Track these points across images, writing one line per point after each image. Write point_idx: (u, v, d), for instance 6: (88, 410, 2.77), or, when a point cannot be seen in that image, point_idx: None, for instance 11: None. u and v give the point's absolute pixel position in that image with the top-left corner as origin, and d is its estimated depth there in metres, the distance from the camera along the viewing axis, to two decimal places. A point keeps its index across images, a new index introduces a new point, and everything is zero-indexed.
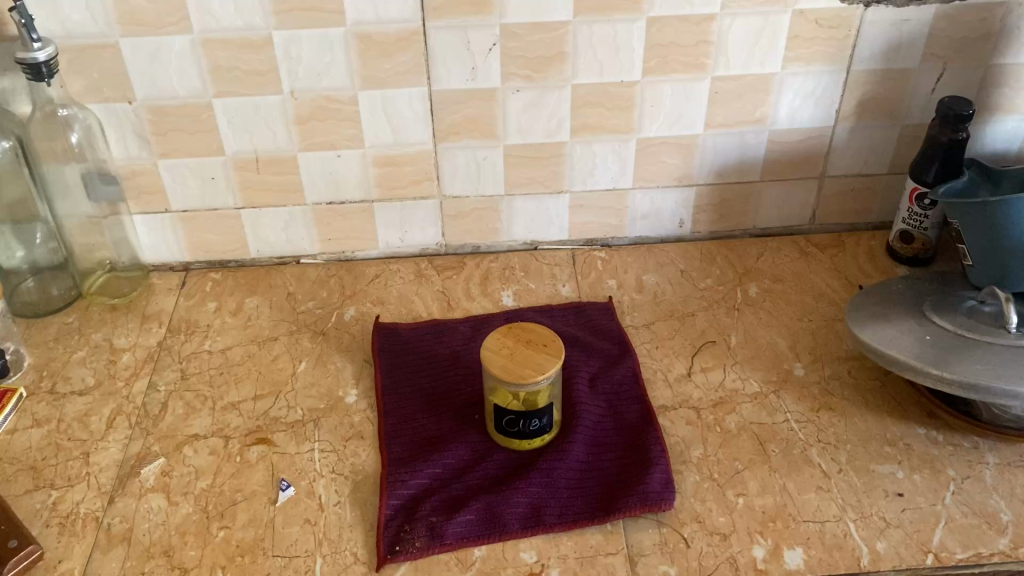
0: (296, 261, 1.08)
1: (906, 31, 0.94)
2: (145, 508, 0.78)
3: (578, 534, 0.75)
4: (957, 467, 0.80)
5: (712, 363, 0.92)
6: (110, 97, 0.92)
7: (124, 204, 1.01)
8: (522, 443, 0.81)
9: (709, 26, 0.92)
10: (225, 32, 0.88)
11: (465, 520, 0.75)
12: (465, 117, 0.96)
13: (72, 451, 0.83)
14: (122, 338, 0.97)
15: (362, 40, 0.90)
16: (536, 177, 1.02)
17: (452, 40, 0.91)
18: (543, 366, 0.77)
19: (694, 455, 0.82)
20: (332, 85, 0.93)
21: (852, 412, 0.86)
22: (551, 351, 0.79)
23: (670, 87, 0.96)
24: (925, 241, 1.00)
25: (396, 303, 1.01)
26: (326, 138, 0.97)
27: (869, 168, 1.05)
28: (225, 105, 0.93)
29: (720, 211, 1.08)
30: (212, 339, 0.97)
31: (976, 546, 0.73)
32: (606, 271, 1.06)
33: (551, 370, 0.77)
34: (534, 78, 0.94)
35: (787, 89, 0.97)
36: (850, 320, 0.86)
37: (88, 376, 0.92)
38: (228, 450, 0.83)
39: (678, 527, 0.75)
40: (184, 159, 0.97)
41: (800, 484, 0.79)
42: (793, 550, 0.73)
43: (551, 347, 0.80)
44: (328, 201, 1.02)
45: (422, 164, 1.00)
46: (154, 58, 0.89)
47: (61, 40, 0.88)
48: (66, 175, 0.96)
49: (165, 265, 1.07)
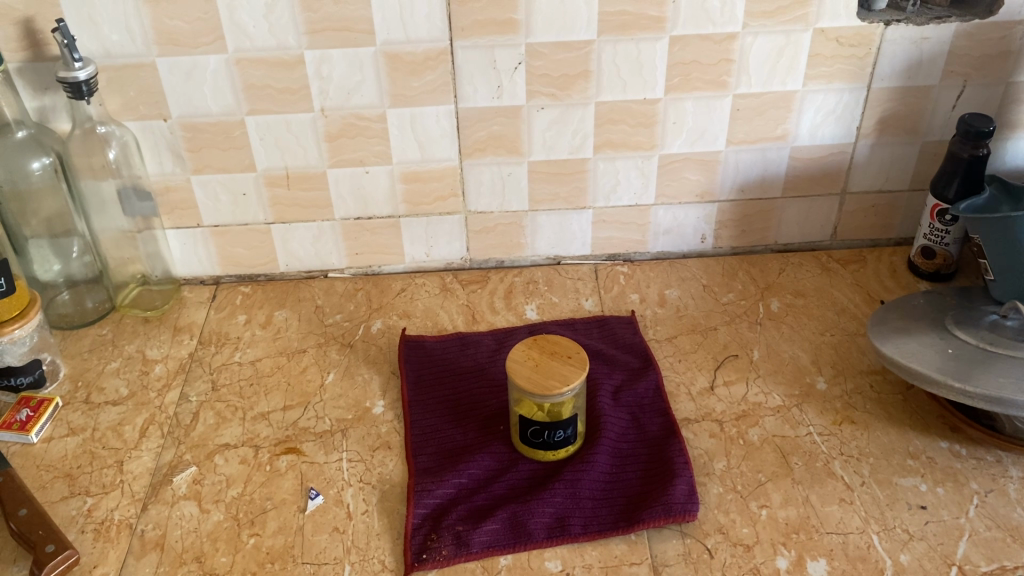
0: (324, 275, 1.10)
1: (926, 49, 0.95)
2: (177, 516, 0.79)
3: (603, 544, 0.76)
4: (980, 481, 0.80)
5: (735, 376, 0.93)
6: (146, 115, 0.95)
7: (157, 219, 1.03)
8: (543, 454, 0.82)
9: (731, 45, 0.93)
10: (259, 51, 0.91)
11: (491, 529, 0.76)
12: (491, 134, 0.98)
13: (106, 459, 0.85)
14: (154, 349, 0.99)
15: (391, 59, 0.92)
16: (560, 193, 1.04)
17: (479, 60, 0.93)
18: (568, 377, 0.78)
19: (717, 467, 0.82)
20: (362, 102, 0.95)
21: (874, 425, 0.87)
22: (575, 362, 0.80)
23: (693, 105, 0.98)
24: (946, 257, 1.01)
25: (421, 316, 1.03)
26: (354, 154, 0.99)
27: (890, 185, 1.06)
28: (257, 123, 0.96)
29: (742, 227, 1.09)
30: (242, 350, 0.99)
31: (1000, 559, 0.73)
32: (628, 286, 1.07)
33: (575, 381, 0.78)
34: (558, 95, 0.96)
35: (808, 106, 0.99)
36: (873, 334, 0.87)
37: (122, 386, 0.94)
38: (258, 459, 0.85)
39: (702, 538, 0.76)
40: (217, 175, 1.00)
41: (822, 496, 0.79)
42: (816, 561, 0.74)
43: (575, 358, 0.81)
44: (355, 216, 1.04)
45: (448, 181, 1.02)
46: (190, 77, 0.92)
47: (101, 60, 0.91)
48: (103, 191, 0.99)
49: (196, 278, 1.09)
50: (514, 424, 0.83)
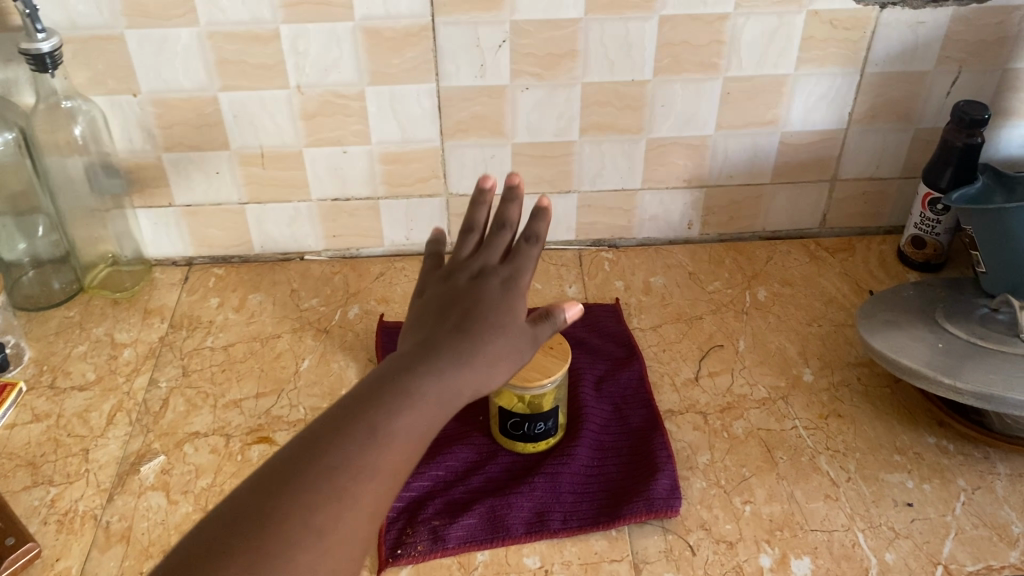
0: (300, 258, 1.07)
1: (921, 34, 0.92)
2: (144, 507, 0.77)
3: (582, 540, 0.74)
4: (968, 478, 0.78)
5: (720, 367, 0.91)
6: (114, 90, 0.91)
7: (128, 197, 0.99)
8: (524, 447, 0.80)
9: (722, 25, 0.90)
10: (232, 25, 0.87)
11: (468, 524, 0.74)
12: (473, 114, 0.95)
13: (71, 448, 0.83)
14: (123, 333, 0.96)
15: (370, 35, 0.89)
16: (544, 176, 1.01)
17: (461, 37, 0.89)
18: (550, 368, 0.76)
19: (701, 461, 0.81)
20: (340, 79, 0.92)
21: (861, 419, 0.85)
22: (557, 355, 0.79)
23: (682, 87, 0.95)
24: (936, 247, 0.99)
25: (400, 302, 1.00)
26: (331, 134, 0.96)
27: (881, 172, 1.04)
28: (230, 99, 0.92)
29: (730, 213, 1.07)
30: (214, 335, 0.96)
31: (986, 558, 0.71)
32: (613, 272, 1.05)
33: (557, 372, 0.76)
34: (543, 76, 0.93)
35: (799, 91, 0.96)
36: (861, 327, 0.85)
37: (89, 371, 0.91)
38: (228, 449, 0.82)
39: (684, 534, 0.74)
40: (189, 153, 0.96)
41: (807, 492, 0.78)
42: (800, 559, 0.72)
43: (557, 351, 0.79)
44: (333, 197, 1.01)
45: (428, 162, 0.99)
46: (160, 51, 0.88)
47: (66, 31, 0.87)
48: (69, 168, 0.95)
49: (168, 260, 1.06)
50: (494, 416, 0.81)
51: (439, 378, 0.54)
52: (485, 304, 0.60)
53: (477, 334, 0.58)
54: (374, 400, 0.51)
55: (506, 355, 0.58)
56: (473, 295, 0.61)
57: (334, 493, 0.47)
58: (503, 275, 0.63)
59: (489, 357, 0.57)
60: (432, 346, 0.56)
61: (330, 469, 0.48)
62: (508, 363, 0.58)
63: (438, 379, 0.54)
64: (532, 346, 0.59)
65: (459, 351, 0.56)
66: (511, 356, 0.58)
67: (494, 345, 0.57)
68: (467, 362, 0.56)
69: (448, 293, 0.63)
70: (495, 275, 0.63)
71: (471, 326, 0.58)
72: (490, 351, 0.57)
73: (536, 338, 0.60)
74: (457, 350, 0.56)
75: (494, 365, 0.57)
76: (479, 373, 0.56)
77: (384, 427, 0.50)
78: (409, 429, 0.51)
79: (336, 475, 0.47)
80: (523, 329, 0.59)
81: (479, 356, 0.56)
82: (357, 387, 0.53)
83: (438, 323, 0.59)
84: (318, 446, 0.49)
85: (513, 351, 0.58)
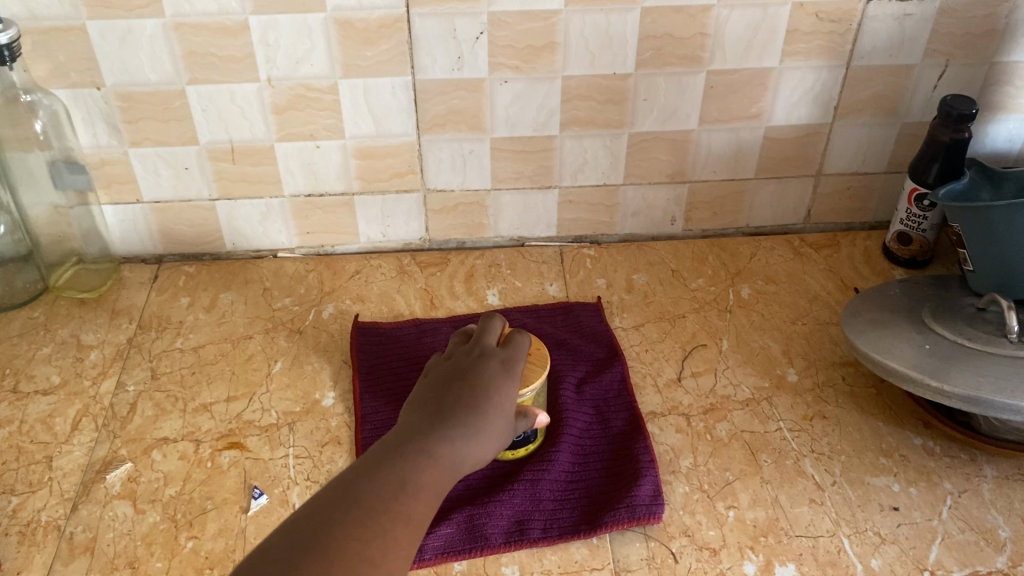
0: (274, 255, 1.04)
1: (908, 26, 0.90)
2: (109, 517, 0.74)
3: (563, 549, 0.72)
4: (954, 481, 0.77)
5: (703, 367, 0.89)
6: (77, 83, 0.87)
7: (93, 193, 0.96)
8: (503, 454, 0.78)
9: (706, 18, 0.88)
10: (199, 16, 0.84)
11: (446, 533, 0.72)
12: (450, 108, 0.93)
13: (34, 455, 0.80)
14: (90, 334, 0.93)
15: (343, 27, 0.86)
16: (524, 171, 0.99)
17: (437, 29, 0.86)
18: (529, 378, 0.73)
19: (684, 465, 0.79)
20: (312, 72, 0.89)
21: (846, 421, 0.83)
22: (535, 361, 0.75)
23: (665, 81, 0.92)
24: (922, 243, 0.98)
25: (376, 301, 0.98)
26: (304, 128, 0.93)
27: (867, 167, 1.02)
28: (198, 93, 0.89)
29: (713, 209, 1.05)
30: (184, 336, 0.93)
31: (973, 564, 0.70)
32: (595, 269, 1.02)
33: (536, 381, 0.73)
34: (522, 69, 0.90)
35: (785, 84, 0.94)
36: (847, 327, 0.83)
37: (54, 374, 0.88)
38: (198, 455, 0.80)
39: (667, 541, 0.72)
40: (156, 149, 0.93)
41: (792, 497, 0.76)
42: (785, 566, 0.70)
43: (535, 357, 0.76)
44: (306, 193, 0.98)
45: (404, 157, 0.96)
46: (124, 42, 0.85)
47: (25, 22, 0.83)
48: (31, 164, 0.92)
49: (137, 257, 1.03)
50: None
51: (451, 443, 0.57)
52: (486, 379, 0.63)
53: (482, 410, 0.60)
54: (391, 468, 0.54)
55: (502, 435, 0.61)
56: (475, 371, 0.63)
57: (364, 547, 0.50)
58: (501, 357, 0.65)
59: (490, 436, 0.59)
60: (440, 417, 0.59)
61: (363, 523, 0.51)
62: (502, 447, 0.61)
63: (446, 451, 0.57)
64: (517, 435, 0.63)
65: (465, 425, 0.59)
66: (505, 432, 0.61)
67: (494, 423, 0.60)
68: (473, 436, 0.58)
69: (447, 367, 0.65)
70: (495, 356, 0.65)
71: (477, 401, 0.60)
72: (493, 428, 0.60)
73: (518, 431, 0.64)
74: (463, 426, 0.58)
75: (492, 442, 0.60)
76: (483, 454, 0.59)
77: (403, 492, 0.53)
78: (423, 498, 0.54)
79: (366, 531, 0.50)
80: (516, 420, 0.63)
81: (484, 434, 0.59)
82: (370, 455, 0.56)
83: (439, 394, 0.61)
84: (347, 505, 0.51)
85: (507, 430, 0.62)
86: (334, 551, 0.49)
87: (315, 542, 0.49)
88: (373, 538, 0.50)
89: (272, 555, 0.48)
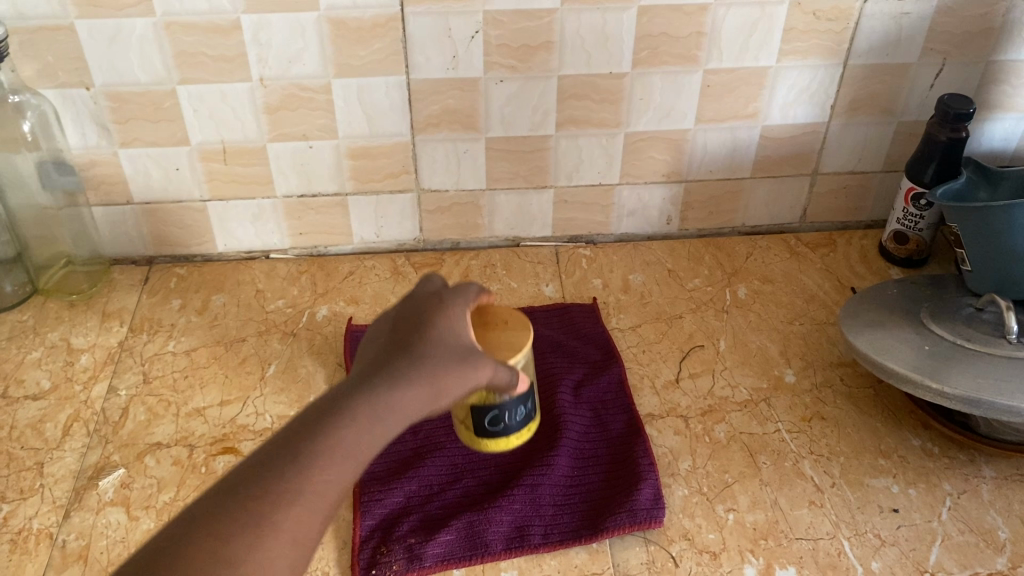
0: (266, 256, 1.03)
1: (905, 25, 0.90)
2: (102, 524, 0.73)
3: (563, 554, 0.71)
4: (953, 482, 0.77)
5: (701, 368, 0.89)
6: (65, 83, 0.86)
7: (82, 195, 0.95)
8: (499, 441, 0.68)
9: (702, 16, 0.87)
10: (189, 15, 0.83)
11: (445, 541, 0.71)
12: (445, 108, 0.92)
13: (24, 461, 0.79)
14: (80, 337, 0.92)
15: (336, 26, 0.85)
16: (519, 171, 0.98)
17: (432, 27, 0.85)
18: (514, 345, 0.64)
19: (682, 467, 0.78)
20: (305, 72, 0.88)
21: (844, 421, 0.83)
22: (514, 328, 0.67)
23: (661, 80, 0.92)
24: (919, 242, 0.97)
25: (370, 303, 0.97)
26: (297, 128, 0.92)
27: (863, 166, 1.02)
28: (189, 93, 0.88)
29: (709, 208, 1.04)
30: (176, 339, 0.92)
31: (973, 566, 0.70)
32: (590, 270, 1.02)
33: (526, 346, 0.65)
34: (517, 68, 0.89)
35: (781, 83, 0.93)
36: (846, 327, 0.83)
37: (44, 379, 0.87)
38: (192, 460, 0.79)
39: (666, 545, 0.72)
40: (147, 149, 0.92)
41: (792, 499, 0.76)
42: (785, 569, 0.70)
43: (512, 323, 0.67)
44: (299, 193, 0.97)
45: (398, 157, 0.95)
46: (113, 42, 0.84)
47: (12, 22, 0.82)
48: (19, 165, 0.91)
49: (128, 259, 1.01)
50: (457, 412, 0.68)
51: (382, 389, 0.56)
52: (425, 321, 0.61)
53: (416, 355, 0.58)
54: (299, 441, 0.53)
55: (436, 381, 0.57)
56: (418, 316, 0.61)
57: (238, 537, 0.49)
58: (444, 297, 0.63)
59: (427, 378, 0.57)
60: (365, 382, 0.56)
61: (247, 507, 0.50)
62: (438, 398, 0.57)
63: (381, 396, 0.55)
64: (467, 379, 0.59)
65: (400, 369, 0.57)
66: (456, 365, 0.58)
67: (437, 361, 0.58)
68: (409, 376, 0.57)
69: (396, 317, 0.63)
70: (438, 297, 0.63)
71: (414, 344, 0.59)
72: (437, 365, 0.58)
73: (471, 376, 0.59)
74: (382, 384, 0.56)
75: (440, 379, 0.57)
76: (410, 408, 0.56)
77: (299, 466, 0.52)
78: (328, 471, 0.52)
79: (270, 500, 0.51)
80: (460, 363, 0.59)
81: (419, 378, 0.57)
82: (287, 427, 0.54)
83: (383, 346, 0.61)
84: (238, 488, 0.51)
85: (459, 362, 0.59)
86: (232, 524, 0.50)
87: (190, 537, 0.49)
88: (278, 506, 0.51)
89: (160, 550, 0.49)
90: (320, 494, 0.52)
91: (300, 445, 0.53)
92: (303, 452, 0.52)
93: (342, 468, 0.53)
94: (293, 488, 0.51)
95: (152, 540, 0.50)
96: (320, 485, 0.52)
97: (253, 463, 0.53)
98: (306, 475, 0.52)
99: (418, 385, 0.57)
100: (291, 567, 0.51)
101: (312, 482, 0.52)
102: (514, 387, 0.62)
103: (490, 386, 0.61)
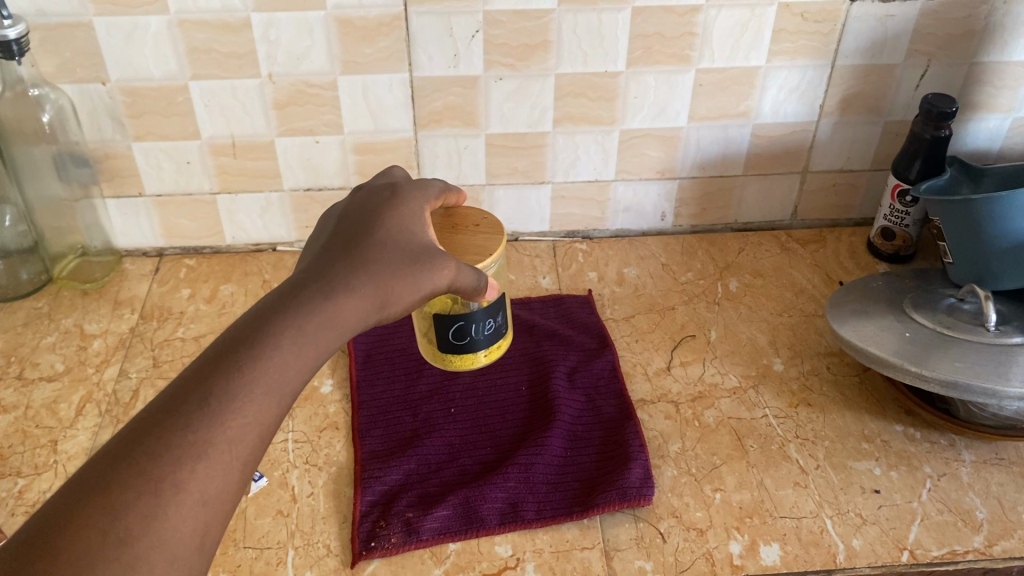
0: (273, 249, 1.06)
1: (890, 27, 0.93)
2: None
3: (555, 529, 0.74)
4: (934, 464, 0.80)
5: (692, 357, 0.92)
6: (83, 78, 0.90)
7: (97, 187, 0.98)
8: (466, 358, 0.77)
9: (694, 17, 0.91)
10: (202, 13, 0.86)
11: (442, 515, 0.74)
12: (446, 105, 0.95)
13: (39, 438, 0.82)
14: (93, 323, 0.95)
15: (342, 25, 0.88)
16: (517, 167, 1.01)
17: (435, 26, 0.89)
18: (489, 248, 0.70)
19: (672, 449, 0.81)
20: (311, 69, 0.91)
21: (830, 407, 0.86)
22: (487, 231, 0.72)
23: (655, 78, 0.95)
24: (905, 238, 1.00)
25: None
26: (304, 123, 0.95)
27: (852, 164, 1.05)
28: (201, 88, 0.92)
29: (703, 205, 1.08)
30: (185, 326, 0.95)
31: (951, 544, 0.73)
32: (587, 264, 1.05)
33: (495, 252, 0.70)
34: (516, 66, 0.93)
35: (771, 83, 0.97)
36: (830, 316, 0.86)
37: (58, 362, 0.90)
38: None
39: (655, 522, 0.74)
40: (159, 143, 0.95)
41: (777, 480, 0.78)
42: (769, 545, 0.73)
43: (484, 225, 0.72)
44: (305, 187, 1.01)
45: (401, 152, 0.99)
46: (129, 39, 0.87)
47: (33, 19, 0.85)
48: (37, 157, 0.94)
49: (139, 250, 1.05)
50: (428, 330, 0.76)
51: (320, 300, 0.55)
52: (375, 224, 0.62)
53: (362, 255, 0.59)
54: (240, 346, 0.52)
55: (378, 281, 0.58)
56: (363, 221, 0.63)
57: (173, 471, 0.47)
58: (393, 198, 0.65)
59: (372, 277, 0.58)
60: (306, 281, 0.57)
61: (180, 442, 0.48)
62: (379, 299, 0.58)
63: (318, 303, 0.55)
64: (412, 283, 0.60)
65: (344, 279, 0.57)
66: (407, 273, 0.60)
67: (384, 266, 0.59)
68: (353, 285, 0.57)
69: (339, 224, 0.64)
70: (386, 198, 0.65)
71: (359, 254, 0.59)
72: (384, 274, 0.59)
73: (419, 282, 0.60)
74: (318, 286, 0.56)
75: (385, 283, 0.58)
76: (349, 308, 0.56)
77: (235, 385, 0.50)
78: (259, 395, 0.51)
79: (202, 434, 0.48)
80: (405, 267, 0.60)
81: (363, 274, 0.58)
82: (229, 333, 0.53)
83: (323, 255, 0.60)
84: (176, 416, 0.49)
85: (411, 269, 0.60)
86: (138, 483, 0.46)
87: (120, 465, 0.47)
88: (195, 454, 0.48)
89: (90, 477, 0.46)
90: (241, 436, 0.50)
91: (220, 378, 0.50)
92: (225, 385, 0.50)
93: (265, 404, 0.51)
94: (210, 432, 0.49)
95: (43, 506, 0.46)
96: (244, 423, 0.50)
97: (164, 404, 0.50)
98: (223, 417, 0.49)
99: (360, 297, 0.57)
100: (208, 522, 0.48)
101: (230, 423, 0.49)
102: (481, 291, 0.65)
103: (454, 287, 0.64)
